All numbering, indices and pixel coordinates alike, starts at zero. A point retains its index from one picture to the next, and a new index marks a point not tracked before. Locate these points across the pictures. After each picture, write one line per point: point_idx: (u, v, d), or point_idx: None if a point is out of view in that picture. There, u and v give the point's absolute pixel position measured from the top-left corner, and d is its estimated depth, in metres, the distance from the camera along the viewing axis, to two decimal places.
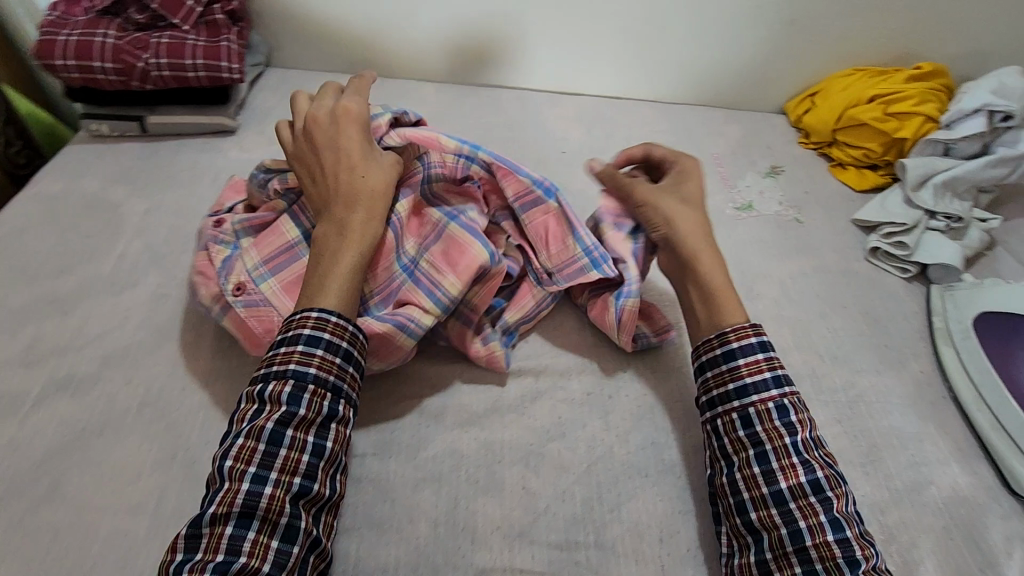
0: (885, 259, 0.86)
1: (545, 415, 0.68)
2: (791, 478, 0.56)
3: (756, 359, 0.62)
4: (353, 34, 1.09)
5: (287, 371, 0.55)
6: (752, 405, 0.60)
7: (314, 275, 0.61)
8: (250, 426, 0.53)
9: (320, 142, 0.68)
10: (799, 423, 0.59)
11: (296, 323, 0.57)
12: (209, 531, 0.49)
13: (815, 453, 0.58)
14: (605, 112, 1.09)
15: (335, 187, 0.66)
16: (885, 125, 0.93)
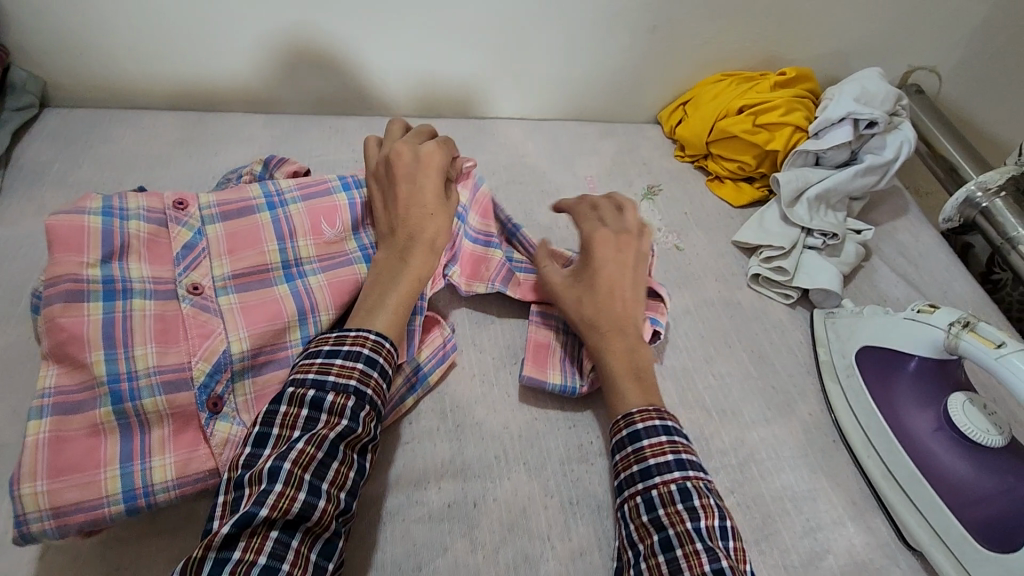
0: (767, 285, 0.81)
1: (396, 543, 0.56)
2: (696, 567, 0.49)
3: (659, 440, 0.57)
4: (151, 62, 0.90)
5: (349, 385, 0.53)
6: (654, 487, 0.54)
7: (370, 296, 0.60)
8: (308, 433, 0.50)
9: (403, 176, 0.66)
10: (701, 508, 0.53)
11: (351, 339, 0.56)
12: (251, 533, 0.46)
13: (720, 539, 0.51)
14: (467, 135, 0.97)
15: (395, 217, 0.65)
16: (756, 138, 0.87)
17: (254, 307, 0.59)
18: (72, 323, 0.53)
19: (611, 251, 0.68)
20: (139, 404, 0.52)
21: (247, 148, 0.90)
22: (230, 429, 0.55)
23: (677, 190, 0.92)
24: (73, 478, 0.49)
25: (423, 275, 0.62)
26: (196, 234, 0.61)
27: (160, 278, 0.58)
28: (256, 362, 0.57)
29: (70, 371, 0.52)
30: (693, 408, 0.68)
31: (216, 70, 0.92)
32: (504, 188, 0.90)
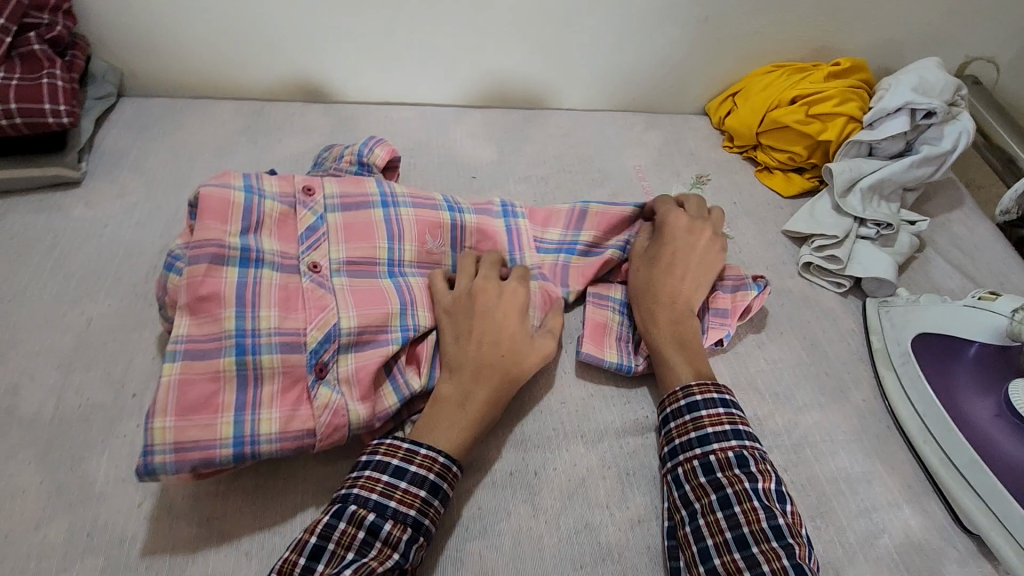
0: (818, 274, 0.81)
1: (463, 507, 0.59)
2: (754, 522, 0.53)
3: (717, 412, 0.60)
4: (220, 53, 0.94)
5: (409, 516, 0.53)
6: (712, 453, 0.58)
7: (442, 410, 0.59)
8: (359, 559, 0.50)
9: (481, 312, 0.63)
10: (758, 472, 0.56)
11: (420, 462, 0.55)
12: None
13: (777, 502, 0.55)
14: (518, 125, 0.99)
15: (460, 355, 0.62)
16: (808, 128, 0.88)
17: (363, 293, 0.63)
18: (212, 282, 0.58)
19: (686, 234, 0.73)
20: (260, 358, 0.57)
21: (308, 135, 0.94)
22: (330, 397, 0.57)
23: (726, 180, 0.93)
24: (194, 417, 0.53)
25: (477, 417, 0.59)
26: (319, 219, 0.67)
27: (287, 254, 0.64)
28: (361, 339, 0.60)
29: (201, 323, 0.57)
30: (746, 391, 0.69)
31: (280, 61, 0.96)
32: (554, 176, 0.92)
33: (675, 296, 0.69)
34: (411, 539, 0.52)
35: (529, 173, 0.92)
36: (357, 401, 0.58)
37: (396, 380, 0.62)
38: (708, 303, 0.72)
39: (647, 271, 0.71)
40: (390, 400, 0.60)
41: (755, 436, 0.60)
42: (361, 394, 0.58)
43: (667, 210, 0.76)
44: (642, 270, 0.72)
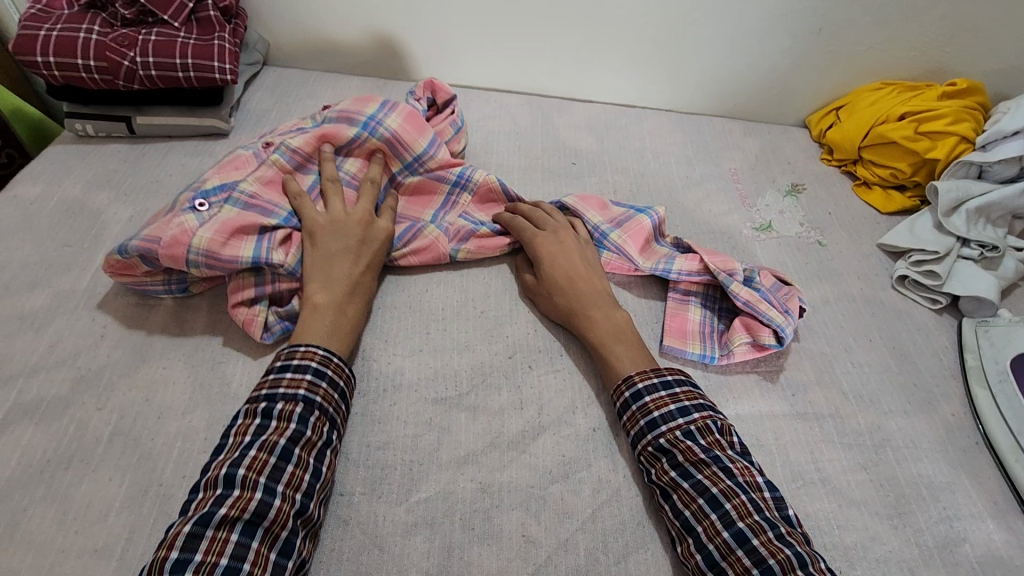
0: (913, 288, 0.81)
1: (548, 453, 0.63)
2: (688, 504, 0.55)
3: (630, 412, 0.62)
4: (355, 33, 1.04)
5: (298, 394, 0.58)
6: (640, 452, 0.60)
7: (321, 311, 0.65)
8: (261, 440, 0.54)
9: (359, 244, 0.71)
10: (681, 453, 0.57)
11: (300, 354, 0.61)
12: (213, 534, 0.48)
13: (708, 470, 0.56)
14: (617, 121, 1.03)
15: (342, 278, 0.68)
16: (917, 145, 0.87)
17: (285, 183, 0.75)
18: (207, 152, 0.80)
19: (553, 246, 0.74)
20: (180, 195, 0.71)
21: None
22: (187, 221, 0.67)
23: (822, 191, 0.94)
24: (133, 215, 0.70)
25: (352, 327, 0.66)
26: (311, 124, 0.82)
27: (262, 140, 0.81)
28: (250, 201, 0.71)
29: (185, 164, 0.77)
30: (829, 389, 0.70)
31: (404, 44, 1.04)
32: (650, 169, 0.95)
33: (594, 291, 0.71)
34: (306, 411, 0.57)
35: (625, 165, 0.96)
36: (208, 232, 0.66)
37: (262, 243, 0.68)
38: (767, 290, 0.73)
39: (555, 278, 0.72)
40: (246, 254, 0.67)
41: (674, 413, 0.60)
42: (216, 229, 0.67)
43: (553, 223, 0.77)
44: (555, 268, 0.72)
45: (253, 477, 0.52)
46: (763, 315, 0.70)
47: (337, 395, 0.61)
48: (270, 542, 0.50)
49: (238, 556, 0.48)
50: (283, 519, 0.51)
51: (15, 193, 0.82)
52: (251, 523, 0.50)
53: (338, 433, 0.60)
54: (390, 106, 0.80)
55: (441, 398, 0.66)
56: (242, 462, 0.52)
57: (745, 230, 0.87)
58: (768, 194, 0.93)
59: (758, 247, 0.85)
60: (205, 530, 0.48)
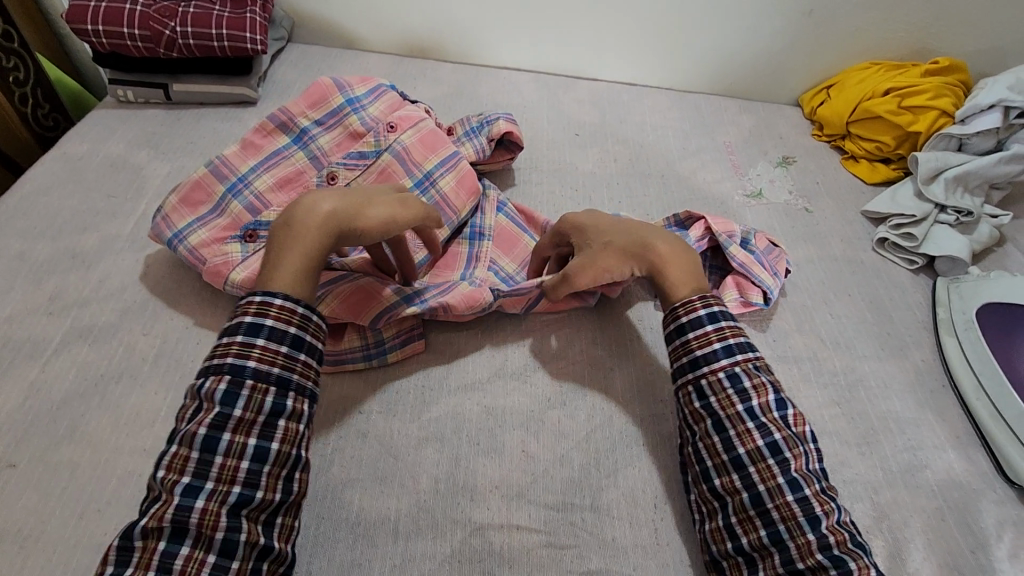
0: (892, 250, 0.86)
1: (548, 383, 0.69)
2: (748, 443, 0.58)
3: (703, 330, 0.64)
4: (374, 12, 1.10)
5: (252, 303, 0.56)
6: (703, 376, 0.62)
7: (302, 228, 0.61)
8: (217, 356, 0.55)
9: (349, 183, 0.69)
10: (752, 389, 0.60)
11: (240, 308, 0.57)
12: (176, 452, 0.51)
13: (772, 413, 0.59)
14: (619, 97, 1.09)
15: (311, 191, 0.65)
16: (900, 118, 0.93)
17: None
18: (264, 141, 0.77)
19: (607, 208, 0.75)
20: (232, 200, 0.72)
21: (437, 86, 1.08)
22: (233, 251, 0.69)
23: (811, 163, 1.00)
24: (184, 208, 0.72)
25: (310, 243, 0.60)
26: (375, 153, 0.78)
27: (325, 156, 0.78)
28: None
29: (239, 154, 0.75)
30: (809, 336, 0.76)
31: (419, 22, 1.11)
32: (649, 141, 1.01)
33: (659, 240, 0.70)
34: (233, 386, 0.53)
35: (626, 137, 1.02)
36: (244, 268, 0.67)
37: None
38: (759, 251, 0.78)
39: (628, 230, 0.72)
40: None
41: (746, 345, 0.63)
42: (252, 266, 0.67)
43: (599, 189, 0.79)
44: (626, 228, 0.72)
45: (212, 394, 0.53)
46: (755, 276, 0.75)
47: (284, 346, 0.56)
48: (204, 544, 0.48)
49: (165, 567, 0.47)
50: (213, 520, 0.49)
51: (64, 150, 0.90)
52: (176, 529, 0.48)
53: (292, 395, 0.55)
54: (449, 166, 0.79)
55: (451, 335, 0.73)
56: (163, 464, 0.51)
57: (737, 197, 0.93)
58: (760, 165, 0.99)
59: (748, 212, 0.91)
60: (172, 447, 0.52)
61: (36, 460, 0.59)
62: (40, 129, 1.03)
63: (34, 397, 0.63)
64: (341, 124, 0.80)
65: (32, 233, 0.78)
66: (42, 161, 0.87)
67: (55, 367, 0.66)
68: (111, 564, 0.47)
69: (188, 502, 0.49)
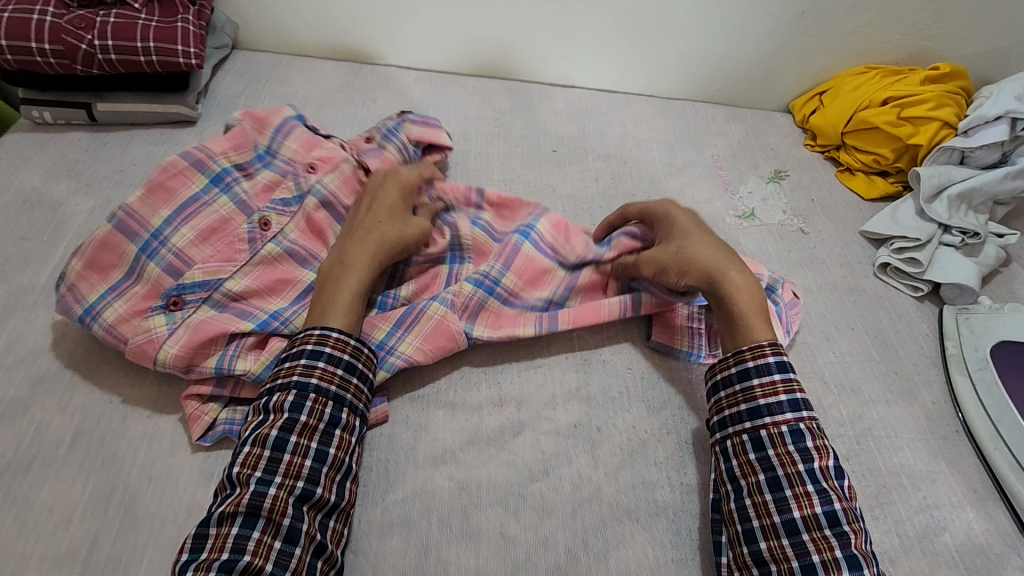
0: (895, 275, 0.80)
1: (528, 449, 0.62)
2: (805, 507, 0.52)
3: (771, 379, 0.58)
4: (327, 14, 0.99)
5: (290, 382, 0.56)
6: (764, 427, 0.57)
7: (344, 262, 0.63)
8: (255, 434, 0.54)
9: (368, 195, 0.70)
10: (814, 449, 0.55)
11: (300, 339, 0.59)
12: (215, 531, 0.49)
13: (833, 481, 0.53)
14: (600, 107, 1.01)
15: (347, 232, 0.66)
16: (899, 130, 0.87)
17: (274, 270, 0.66)
18: (177, 183, 0.67)
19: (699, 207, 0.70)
20: (148, 263, 0.63)
21: (400, 98, 0.98)
22: (158, 324, 0.61)
23: (806, 178, 0.93)
24: (94, 274, 0.62)
25: (358, 271, 0.62)
26: (298, 199, 0.71)
27: (249, 204, 0.69)
28: (232, 302, 0.64)
29: (144, 203, 0.65)
30: (812, 379, 0.69)
31: (380, 27, 1.00)
32: (634, 156, 0.93)
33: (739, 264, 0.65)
34: (299, 397, 0.55)
35: (608, 153, 0.94)
36: (174, 343, 0.59)
37: (229, 351, 0.61)
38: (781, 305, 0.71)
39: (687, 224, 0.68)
40: (211, 365, 0.60)
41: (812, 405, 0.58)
42: (183, 342, 0.59)
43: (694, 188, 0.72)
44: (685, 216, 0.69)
45: (247, 472, 0.51)
46: (771, 330, 0.68)
47: (340, 368, 0.57)
48: (273, 530, 0.49)
49: (238, 547, 0.48)
50: (282, 507, 0.50)
51: None
52: (251, 514, 0.50)
53: (348, 409, 0.57)
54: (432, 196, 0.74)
55: (416, 396, 0.65)
56: (237, 460, 0.52)
57: (728, 218, 0.86)
58: (751, 181, 0.91)
59: (739, 236, 0.84)
60: (209, 529, 0.49)
61: None
62: None
63: None
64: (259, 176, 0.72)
65: None
66: None
67: None
68: (186, 551, 0.48)
69: None
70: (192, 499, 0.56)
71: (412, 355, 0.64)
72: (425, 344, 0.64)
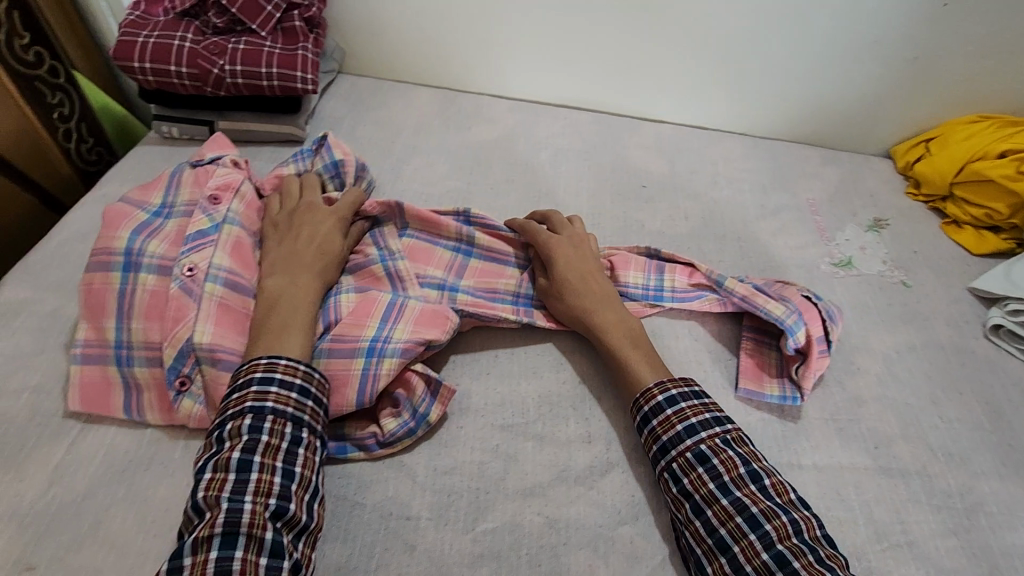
0: (1008, 339, 0.76)
1: (616, 491, 0.61)
2: (728, 521, 0.54)
3: (665, 414, 0.60)
4: (431, 43, 1.04)
5: (244, 408, 0.54)
6: (674, 459, 0.58)
7: (285, 289, 0.64)
8: (215, 460, 0.52)
9: (306, 225, 0.70)
10: (721, 464, 0.56)
11: (246, 370, 0.57)
12: (191, 560, 0.47)
13: (747, 488, 0.55)
14: (690, 143, 1.00)
15: (279, 257, 0.67)
16: (1016, 184, 0.82)
17: (224, 308, 0.63)
18: (100, 290, 0.63)
19: (574, 242, 0.75)
20: (131, 371, 0.62)
21: (492, 126, 1.01)
22: (191, 408, 0.61)
23: (907, 227, 0.89)
24: (98, 408, 0.63)
25: (312, 292, 0.65)
26: (213, 227, 0.68)
27: (167, 258, 0.65)
28: (211, 358, 0.60)
29: (93, 328, 0.63)
30: (916, 444, 0.66)
31: (477, 58, 1.04)
32: (725, 196, 0.92)
33: (609, 302, 0.70)
34: (256, 419, 0.54)
35: (698, 191, 0.93)
36: (218, 413, 0.61)
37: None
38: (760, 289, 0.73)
39: (568, 281, 0.71)
40: None
41: (710, 421, 0.59)
42: (222, 411, 0.61)
43: (568, 230, 0.77)
44: (568, 269, 0.72)
45: (214, 494, 0.50)
46: (759, 307, 0.70)
47: (295, 392, 0.56)
48: (256, 547, 0.48)
49: (222, 569, 0.47)
50: (261, 520, 0.50)
51: (104, 191, 0.86)
52: (228, 534, 0.48)
53: (307, 427, 0.56)
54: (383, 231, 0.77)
55: (506, 425, 0.66)
56: (200, 487, 0.51)
57: (823, 265, 0.83)
58: (849, 228, 0.89)
59: (836, 284, 0.81)
60: (182, 560, 0.47)
61: (56, 562, 0.54)
62: (84, 164, 1.00)
63: (60, 484, 0.59)
64: (163, 228, 0.68)
65: (66, 287, 0.74)
66: (82, 205, 0.83)
67: (83, 448, 0.61)
68: None
69: None
70: None
71: (419, 340, 0.65)
72: (417, 335, 0.65)
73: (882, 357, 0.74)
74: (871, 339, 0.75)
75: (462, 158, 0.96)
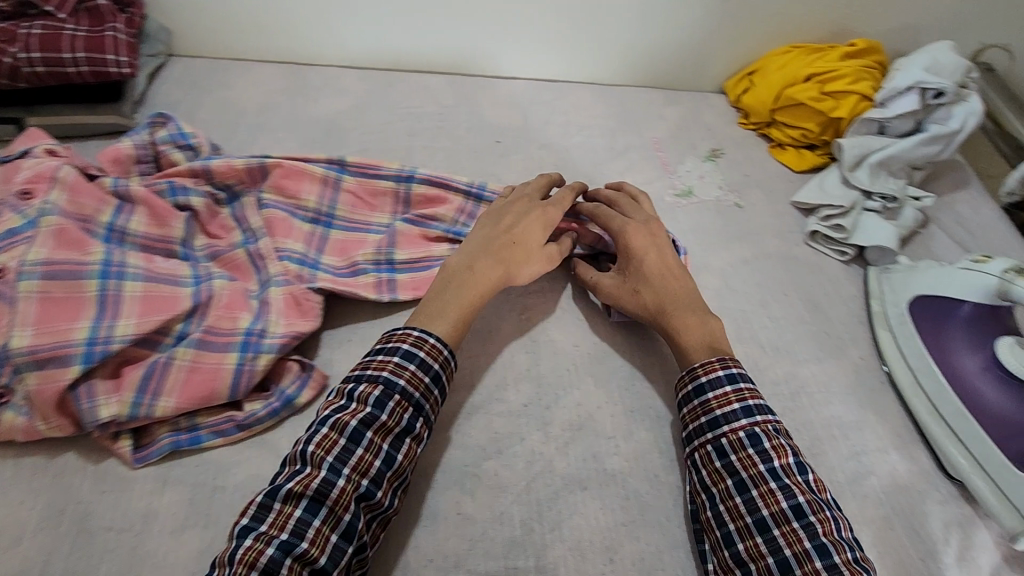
0: (824, 242, 0.85)
1: (481, 430, 0.64)
2: (772, 504, 0.53)
3: (724, 391, 0.59)
4: (264, 17, 0.99)
5: (381, 376, 0.56)
6: (724, 435, 0.57)
7: (457, 276, 0.66)
8: (335, 418, 0.54)
9: (516, 213, 0.72)
10: (772, 449, 0.55)
11: (398, 336, 0.60)
12: (280, 507, 0.49)
13: (796, 476, 0.54)
14: (541, 97, 1.03)
15: (471, 247, 0.69)
16: (821, 105, 0.91)
17: (49, 305, 0.57)
18: None
19: (653, 230, 0.72)
20: None
21: (341, 98, 0.99)
22: (14, 419, 0.57)
23: (739, 154, 0.97)
24: None
25: (482, 283, 0.66)
26: (26, 224, 0.61)
27: None
28: (33, 362, 0.55)
29: None
30: (748, 344, 0.74)
31: (317, 28, 1.00)
32: (577, 143, 0.96)
33: (681, 294, 0.67)
34: (385, 394, 0.55)
35: (551, 142, 0.96)
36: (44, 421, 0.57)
37: (143, 399, 0.58)
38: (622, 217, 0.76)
39: (645, 272, 0.69)
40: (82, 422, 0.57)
41: (765, 406, 0.59)
42: (48, 417, 0.57)
43: (642, 214, 0.74)
44: (647, 259, 0.69)
45: (321, 455, 0.51)
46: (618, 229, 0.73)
47: (428, 376, 0.58)
48: (332, 522, 0.49)
49: (297, 531, 0.48)
50: (346, 500, 0.50)
51: None
52: (315, 500, 0.49)
53: (423, 418, 0.57)
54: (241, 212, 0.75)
55: None
56: (313, 440, 0.52)
57: (667, 197, 0.89)
58: (689, 161, 0.95)
59: (678, 213, 0.87)
60: (273, 502, 0.49)
61: None
62: None
63: None
64: None
65: None
66: None
67: None
68: (248, 516, 0.49)
69: (278, 556, 0.46)
70: (147, 504, 0.57)
71: (295, 333, 0.65)
72: (291, 327, 0.65)
73: (719, 274, 0.80)
74: (710, 259, 0.82)
75: (312, 132, 0.93)
